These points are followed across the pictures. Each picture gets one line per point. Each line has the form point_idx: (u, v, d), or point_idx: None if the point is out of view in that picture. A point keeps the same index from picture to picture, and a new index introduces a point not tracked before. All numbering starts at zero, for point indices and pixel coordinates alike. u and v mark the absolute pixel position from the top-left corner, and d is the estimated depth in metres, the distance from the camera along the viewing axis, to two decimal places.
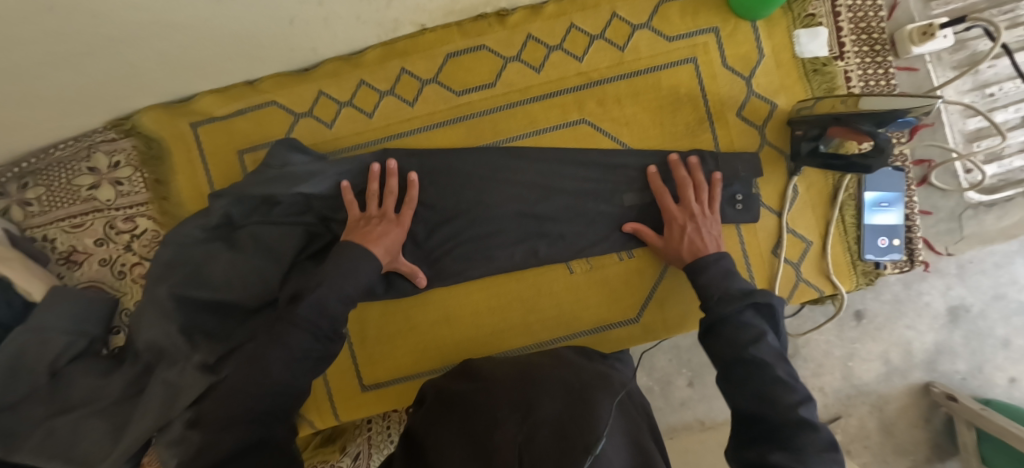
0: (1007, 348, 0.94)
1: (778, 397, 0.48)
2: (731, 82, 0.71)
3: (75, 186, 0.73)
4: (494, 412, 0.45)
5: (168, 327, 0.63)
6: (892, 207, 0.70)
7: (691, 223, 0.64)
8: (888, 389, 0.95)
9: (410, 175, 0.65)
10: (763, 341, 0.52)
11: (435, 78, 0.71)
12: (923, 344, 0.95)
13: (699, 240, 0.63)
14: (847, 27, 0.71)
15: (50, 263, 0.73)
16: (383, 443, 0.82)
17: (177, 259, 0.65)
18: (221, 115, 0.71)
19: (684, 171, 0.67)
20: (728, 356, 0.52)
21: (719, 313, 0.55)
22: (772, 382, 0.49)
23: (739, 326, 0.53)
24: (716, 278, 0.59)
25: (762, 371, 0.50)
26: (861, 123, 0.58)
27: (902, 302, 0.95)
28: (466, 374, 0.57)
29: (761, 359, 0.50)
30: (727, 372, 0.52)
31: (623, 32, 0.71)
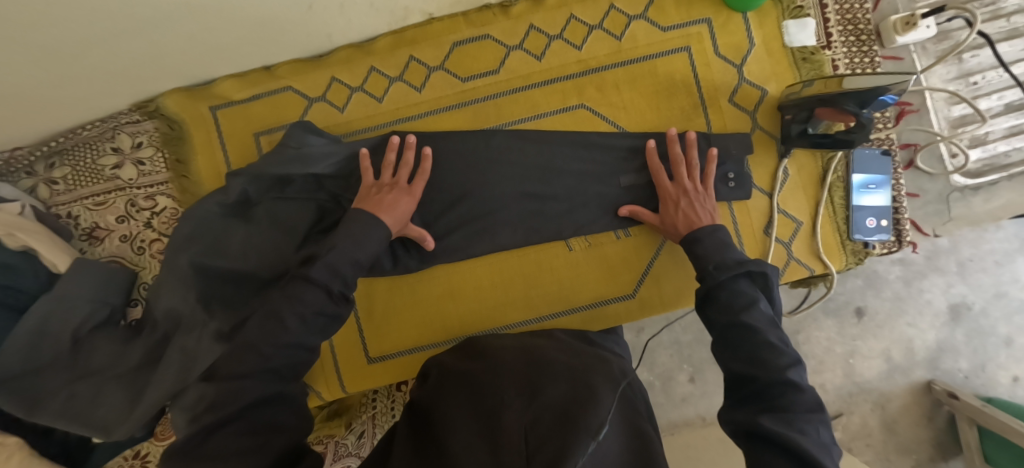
0: (1009, 347, 0.96)
1: (769, 361, 0.50)
2: (723, 70, 0.74)
3: (99, 166, 0.77)
4: (499, 394, 0.45)
5: (188, 294, 0.67)
6: (880, 189, 0.73)
7: (685, 199, 0.67)
8: (889, 387, 0.98)
9: (422, 147, 0.68)
10: (756, 307, 0.54)
11: (442, 65, 0.75)
12: (924, 342, 0.97)
13: (693, 215, 0.66)
14: (834, 18, 0.75)
15: (73, 238, 0.77)
16: (386, 422, 0.82)
17: (197, 232, 0.69)
18: (239, 99, 0.75)
19: (678, 148, 0.69)
20: (721, 322, 0.55)
21: (715, 281, 0.57)
22: (763, 347, 0.51)
23: (733, 294, 0.56)
24: (711, 251, 0.62)
25: (753, 336, 0.52)
26: (845, 104, 0.61)
27: (903, 299, 0.97)
28: (473, 357, 0.58)
29: (754, 324, 0.52)
30: (721, 336, 0.55)
31: (620, 22, 0.74)
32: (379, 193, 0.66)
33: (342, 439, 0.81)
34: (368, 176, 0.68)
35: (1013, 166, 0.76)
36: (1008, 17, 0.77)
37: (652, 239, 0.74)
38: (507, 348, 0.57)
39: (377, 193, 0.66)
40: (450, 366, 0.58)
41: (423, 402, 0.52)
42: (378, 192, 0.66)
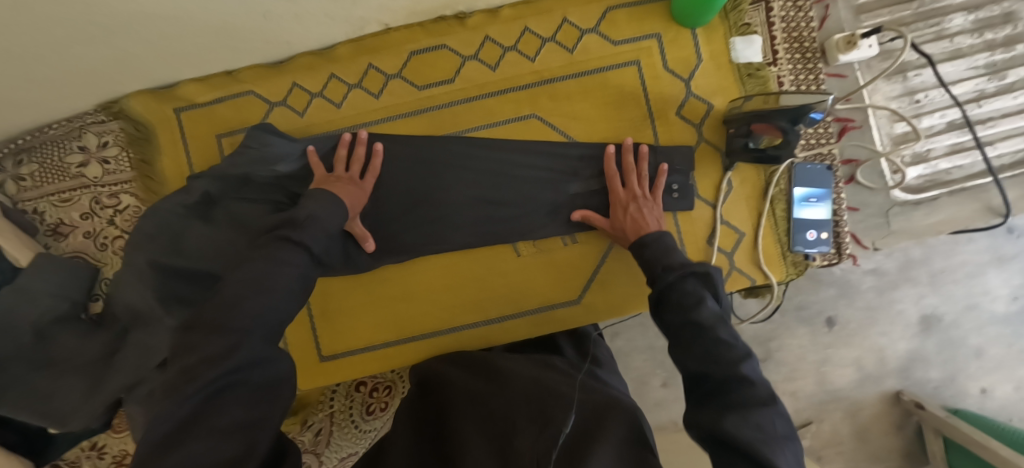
0: (979, 358, 0.98)
1: (720, 356, 0.51)
2: (672, 84, 0.76)
3: (65, 164, 0.79)
4: (513, 423, 0.49)
5: (146, 291, 0.68)
6: (821, 202, 0.75)
7: (634, 205, 0.70)
8: (860, 395, 0.99)
9: (376, 145, 0.71)
10: (702, 305, 0.54)
11: (399, 73, 0.77)
12: (895, 352, 0.99)
13: (640, 220, 0.68)
14: (780, 36, 0.77)
15: (38, 234, 0.79)
16: (342, 422, 0.88)
17: (160, 230, 0.70)
18: (202, 102, 0.77)
19: (632, 159, 0.73)
20: (672, 321, 0.55)
21: (664, 286, 0.58)
22: (714, 342, 0.51)
23: (683, 294, 0.56)
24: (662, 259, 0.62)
25: (704, 333, 0.52)
26: (777, 120, 0.64)
27: (876, 309, 0.99)
28: (482, 379, 0.61)
29: (704, 322, 0.52)
30: (672, 335, 0.55)
31: (573, 35, 0.76)
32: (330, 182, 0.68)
33: (299, 435, 0.88)
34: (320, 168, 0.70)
35: (952, 183, 0.79)
36: (951, 38, 0.79)
37: (599, 245, 0.76)
38: (515, 372, 0.60)
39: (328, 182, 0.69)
40: (459, 386, 0.61)
41: (438, 425, 0.55)
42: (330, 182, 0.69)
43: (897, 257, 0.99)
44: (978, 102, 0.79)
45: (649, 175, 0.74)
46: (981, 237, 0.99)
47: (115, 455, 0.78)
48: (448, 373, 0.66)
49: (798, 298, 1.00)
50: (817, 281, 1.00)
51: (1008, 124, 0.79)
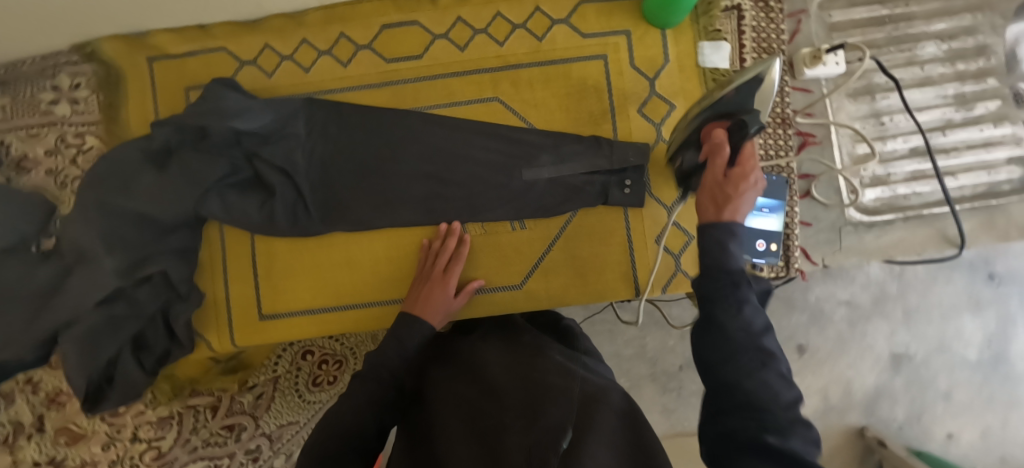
0: (947, 401, 0.97)
1: (772, 391, 0.37)
2: (636, 81, 0.77)
3: (37, 99, 0.80)
4: (500, 417, 0.43)
5: (90, 231, 0.68)
6: (773, 213, 0.75)
7: (722, 180, 0.50)
8: (824, 427, 0.97)
9: (464, 235, 0.75)
10: (760, 335, 0.40)
11: (369, 45, 0.78)
12: (862, 385, 0.97)
13: (741, 201, 0.47)
14: (750, 45, 0.77)
15: (1, 166, 0.80)
16: (287, 391, 0.85)
17: (112, 171, 0.71)
18: (174, 54, 0.79)
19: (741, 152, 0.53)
20: (716, 347, 0.40)
21: (733, 296, 0.41)
22: (769, 377, 0.37)
23: (746, 317, 0.40)
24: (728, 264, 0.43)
25: (766, 362, 0.38)
26: (722, 112, 0.59)
27: (845, 341, 0.97)
28: (465, 371, 0.55)
29: (767, 345, 0.39)
30: (714, 348, 0.39)
31: (543, 24, 0.77)
32: (419, 289, 0.72)
33: (236, 396, 0.84)
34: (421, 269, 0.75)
35: (909, 208, 0.78)
36: (922, 65, 0.79)
37: (547, 235, 0.77)
38: (504, 363, 0.54)
39: (419, 288, 0.72)
40: (443, 381, 0.55)
41: (421, 429, 0.50)
42: (421, 283, 0.73)
43: (871, 291, 0.98)
44: (943, 131, 0.79)
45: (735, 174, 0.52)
46: (958, 278, 0.98)
47: (49, 392, 0.79)
48: (434, 367, 0.60)
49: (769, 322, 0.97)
50: (791, 305, 0.98)
51: (971, 156, 0.79)
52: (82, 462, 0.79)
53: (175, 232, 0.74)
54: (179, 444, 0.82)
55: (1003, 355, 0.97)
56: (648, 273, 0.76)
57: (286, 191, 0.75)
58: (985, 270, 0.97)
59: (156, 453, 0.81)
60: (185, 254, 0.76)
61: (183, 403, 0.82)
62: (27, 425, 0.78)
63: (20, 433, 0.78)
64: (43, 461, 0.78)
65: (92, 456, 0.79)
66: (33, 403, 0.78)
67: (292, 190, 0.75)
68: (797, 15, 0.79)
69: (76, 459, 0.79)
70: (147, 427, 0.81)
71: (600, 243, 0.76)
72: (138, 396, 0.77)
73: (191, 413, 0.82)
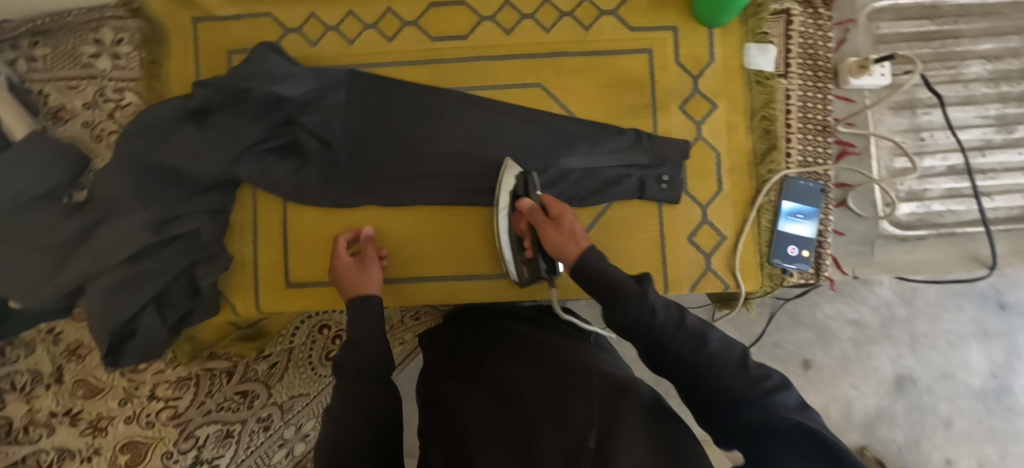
0: (947, 429, 0.95)
1: (722, 359, 0.45)
2: (679, 77, 0.76)
3: (79, 52, 0.80)
4: (527, 416, 0.44)
5: (125, 184, 0.69)
6: (807, 220, 0.75)
7: (555, 221, 0.64)
8: None
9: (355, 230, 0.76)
10: (685, 317, 0.50)
11: (416, 22, 0.78)
12: (863, 406, 0.96)
13: (578, 231, 0.63)
14: (796, 50, 0.77)
15: (39, 115, 0.80)
16: (301, 363, 0.86)
17: (150, 127, 0.71)
18: (220, 16, 0.79)
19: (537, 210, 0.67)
20: (666, 350, 0.48)
21: (643, 312, 0.51)
22: (716, 346, 0.46)
23: (665, 306, 0.51)
24: (634, 289, 0.53)
25: (699, 338, 0.47)
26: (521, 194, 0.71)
27: (850, 361, 0.96)
28: (472, 372, 0.56)
29: (695, 329, 0.48)
30: (664, 354, 0.49)
31: (591, 14, 0.77)
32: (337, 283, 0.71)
33: (252, 364, 0.84)
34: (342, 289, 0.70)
35: (942, 226, 0.78)
36: (966, 83, 0.79)
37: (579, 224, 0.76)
38: (514, 361, 0.55)
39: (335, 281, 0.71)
40: (451, 382, 0.56)
41: (443, 420, 0.52)
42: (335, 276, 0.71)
43: (880, 313, 0.97)
44: (982, 151, 0.78)
45: (555, 221, 0.65)
46: (969, 307, 0.96)
47: (70, 343, 0.79)
48: (441, 372, 0.61)
49: (774, 335, 0.97)
50: (798, 322, 0.97)
51: (1008, 179, 0.78)
52: (99, 416, 0.78)
53: (207, 192, 0.74)
54: (195, 406, 0.81)
55: (1009, 387, 0.95)
56: (678, 270, 0.75)
57: (323, 160, 0.76)
58: (996, 300, 0.95)
59: (172, 412, 0.80)
60: (214, 214, 0.75)
61: (202, 365, 0.82)
62: (46, 375, 0.78)
63: (38, 383, 0.78)
64: (59, 412, 0.78)
65: (109, 411, 0.78)
66: (53, 354, 0.78)
67: (328, 160, 0.76)
68: (846, 24, 0.79)
69: (92, 413, 0.78)
70: (165, 386, 0.80)
71: (631, 236, 0.75)
72: (159, 355, 0.77)
73: (208, 376, 0.82)
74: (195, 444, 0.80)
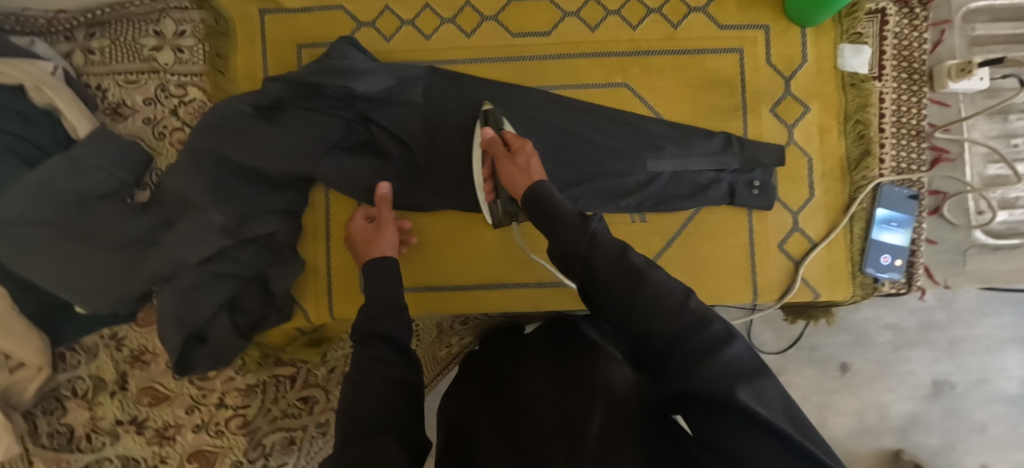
0: (982, 433, 0.90)
1: (662, 304, 0.39)
2: (771, 79, 0.74)
3: (139, 45, 0.77)
4: (531, 412, 0.41)
5: (199, 181, 0.66)
6: (900, 228, 0.73)
7: (512, 155, 0.63)
8: (856, 447, 0.92)
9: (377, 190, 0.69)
10: (626, 256, 0.43)
11: (495, 16, 0.75)
12: (899, 410, 0.92)
13: (535, 164, 0.62)
14: (891, 52, 0.74)
15: (97, 111, 0.76)
16: None
17: (223, 123, 0.68)
18: (289, 8, 0.75)
19: (500, 143, 0.64)
20: (602, 294, 0.42)
21: (581, 248, 0.46)
22: (654, 288, 0.40)
23: (605, 247, 0.45)
24: (574, 225, 0.49)
25: (635, 279, 0.41)
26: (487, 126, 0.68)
27: (888, 364, 0.92)
28: (490, 382, 0.54)
29: (635, 266, 0.42)
30: (601, 296, 0.43)
31: (679, 10, 0.74)
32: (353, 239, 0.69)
33: (313, 369, 0.80)
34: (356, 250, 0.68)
35: None
36: None
37: (667, 230, 0.74)
38: (523, 364, 0.51)
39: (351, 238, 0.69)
40: (469, 397, 0.54)
41: (458, 426, 0.50)
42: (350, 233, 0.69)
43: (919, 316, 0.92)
44: None
45: (515, 153, 0.63)
46: (1008, 311, 0.90)
47: (133, 349, 0.76)
48: (463, 383, 0.58)
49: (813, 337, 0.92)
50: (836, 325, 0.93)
51: None
52: (166, 424, 0.76)
53: (281, 192, 0.71)
54: (262, 414, 0.78)
55: None
56: (767, 278, 0.73)
57: (403, 161, 0.72)
58: None
59: (242, 421, 0.77)
60: (286, 215, 0.72)
61: (270, 371, 0.78)
62: (110, 382, 0.75)
63: (101, 390, 0.75)
64: (126, 420, 0.75)
65: (176, 419, 0.76)
66: (117, 360, 0.76)
67: (407, 160, 0.72)
68: (942, 24, 0.76)
69: (158, 421, 0.76)
70: (234, 394, 0.77)
71: (718, 243, 0.73)
72: (229, 362, 0.74)
73: (275, 382, 0.79)
74: (263, 453, 0.78)
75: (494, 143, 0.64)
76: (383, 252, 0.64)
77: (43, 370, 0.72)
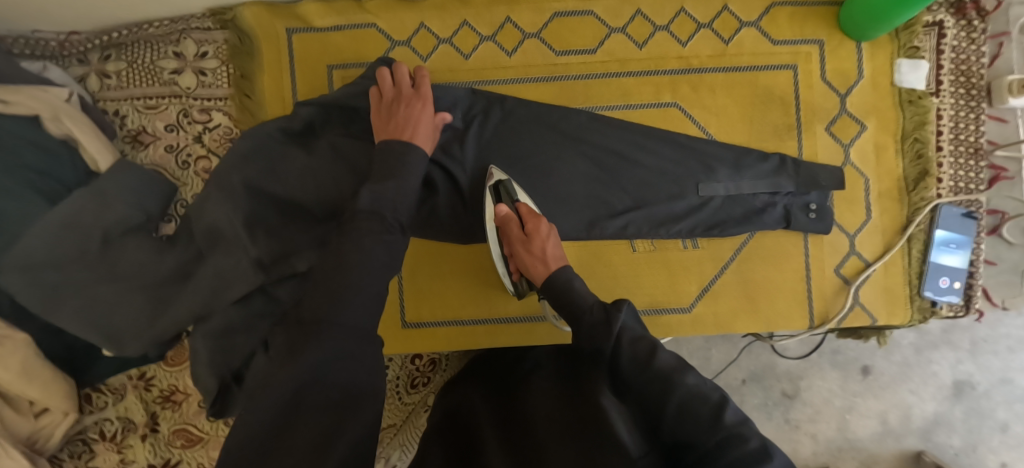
0: (1005, 434, 0.81)
1: (696, 412, 0.39)
2: (826, 97, 0.71)
3: (157, 67, 0.72)
4: (536, 423, 0.42)
5: (234, 215, 0.61)
6: (959, 250, 0.71)
7: (528, 240, 0.62)
8: (879, 450, 0.83)
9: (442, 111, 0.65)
10: (657, 356, 0.44)
11: (538, 33, 0.71)
12: (922, 412, 0.82)
13: (552, 251, 0.61)
14: (948, 66, 0.71)
15: (116, 138, 0.72)
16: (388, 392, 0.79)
17: (255, 153, 0.64)
18: (319, 27, 0.71)
19: (514, 226, 0.62)
20: (634, 387, 0.44)
21: (610, 338, 0.47)
22: (688, 396, 0.40)
23: (635, 343, 0.46)
24: (599, 315, 0.50)
25: (670, 384, 0.41)
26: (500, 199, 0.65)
27: (910, 366, 0.83)
28: (496, 389, 0.55)
29: (667, 371, 0.42)
30: (633, 388, 0.44)
31: (731, 25, 0.71)
32: (394, 114, 0.61)
33: None
34: (386, 120, 0.61)
35: None
36: None
37: (721, 255, 0.71)
38: (532, 380, 0.52)
39: (390, 110, 0.61)
40: (464, 400, 0.55)
41: (458, 417, 0.50)
42: (394, 105, 0.62)
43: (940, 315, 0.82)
44: None
45: (531, 235, 0.62)
46: None
47: (163, 389, 0.73)
48: (464, 386, 0.59)
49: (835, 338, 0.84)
50: None
51: None
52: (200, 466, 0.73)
53: None
54: None
55: None
56: (823, 303, 0.71)
57: (447, 188, 0.68)
58: None
59: None
60: None
61: None
62: (140, 424, 0.72)
63: (130, 432, 0.72)
64: (157, 464, 0.72)
65: (211, 462, 0.73)
66: (146, 401, 0.72)
67: (451, 188, 0.68)
68: (1000, 37, 0.73)
69: (192, 463, 0.72)
70: None
71: (775, 266, 0.71)
72: None
73: None
74: None
75: (508, 224, 0.63)
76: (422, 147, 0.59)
77: (69, 414, 0.68)
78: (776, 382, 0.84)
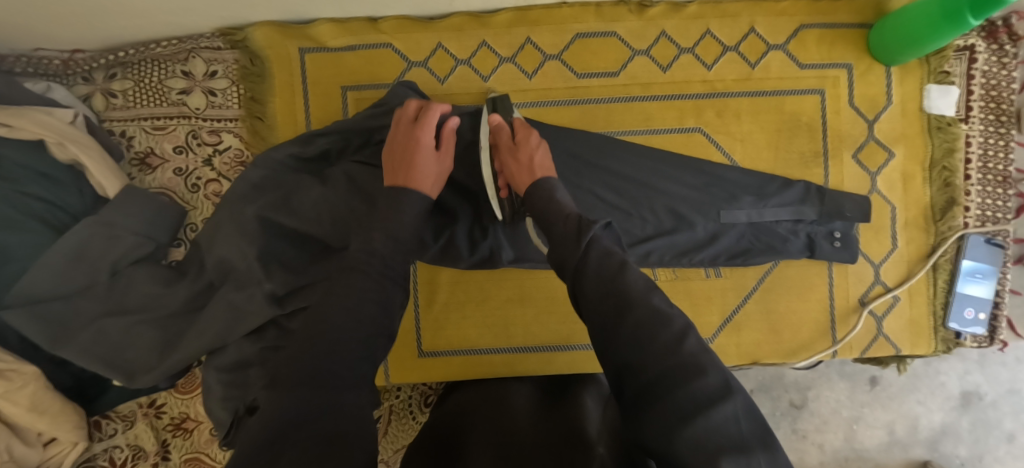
0: (1011, 444, 0.80)
1: (653, 336, 0.34)
2: (853, 122, 0.69)
3: (165, 87, 0.70)
4: (519, 435, 0.43)
5: (246, 248, 0.59)
6: (985, 280, 0.70)
7: (516, 147, 0.58)
8: (886, 461, 0.82)
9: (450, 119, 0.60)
10: (624, 273, 0.39)
11: (559, 55, 0.69)
12: (929, 422, 0.81)
13: (538, 162, 0.57)
14: (979, 91, 0.69)
15: (123, 161, 0.70)
16: (402, 412, 0.75)
17: (268, 182, 0.62)
18: (332, 47, 0.68)
19: (504, 133, 0.60)
20: (592, 313, 0.38)
21: (579, 249, 0.42)
22: (643, 316, 0.35)
23: (603, 258, 0.41)
24: (571, 235, 0.44)
25: (632, 305, 0.36)
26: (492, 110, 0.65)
27: (917, 376, 0.82)
28: (489, 406, 0.55)
29: (629, 290, 0.37)
30: (587, 304, 0.39)
31: (757, 48, 0.68)
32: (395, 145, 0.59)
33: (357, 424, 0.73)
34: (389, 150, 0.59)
35: None
36: None
37: (744, 284, 0.70)
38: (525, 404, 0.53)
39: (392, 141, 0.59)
40: (455, 417, 0.54)
41: (449, 428, 0.49)
42: (394, 136, 0.60)
43: None
44: None
45: (518, 144, 0.59)
46: None
47: (174, 417, 0.71)
48: (460, 405, 0.58)
49: None
50: None
51: None
52: None
53: None
54: None
55: None
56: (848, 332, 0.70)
57: (466, 216, 0.67)
58: None
59: None
60: None
61: None
62: (151, 453, 0.70)
63: (140, 460, 0.70)
64: None
65: None
66: (157, 429, 0.71)
67: (469, 215, 0.67)
68: None
69: None
70: None
71: (799, 297, 0.70)
72: None
73: None
74: None
75: (498, 132, 0.60)
76: (419, 178, 0.56)
77: (79, 444, 0.67)
78: (784, 393, 0.83)
